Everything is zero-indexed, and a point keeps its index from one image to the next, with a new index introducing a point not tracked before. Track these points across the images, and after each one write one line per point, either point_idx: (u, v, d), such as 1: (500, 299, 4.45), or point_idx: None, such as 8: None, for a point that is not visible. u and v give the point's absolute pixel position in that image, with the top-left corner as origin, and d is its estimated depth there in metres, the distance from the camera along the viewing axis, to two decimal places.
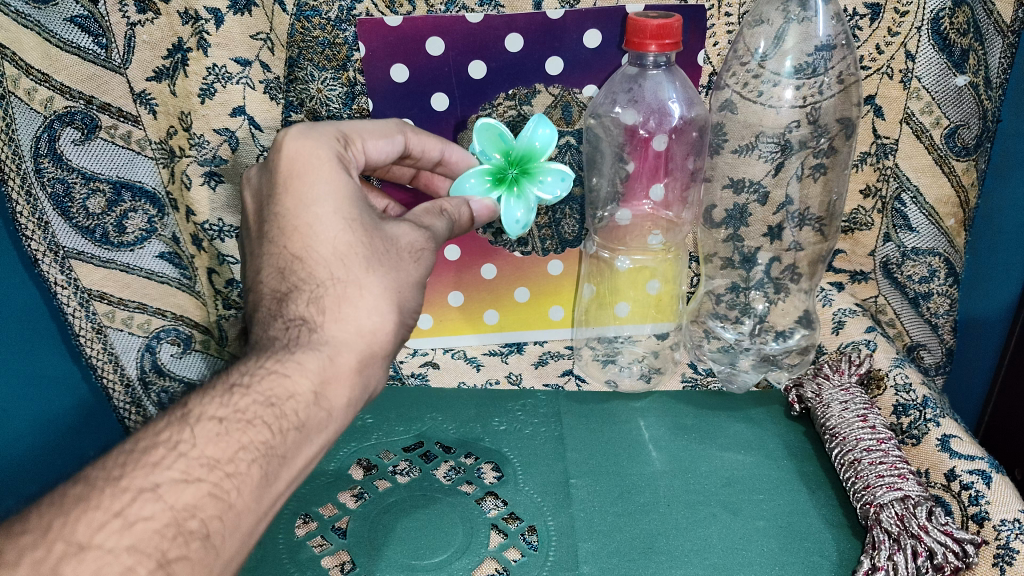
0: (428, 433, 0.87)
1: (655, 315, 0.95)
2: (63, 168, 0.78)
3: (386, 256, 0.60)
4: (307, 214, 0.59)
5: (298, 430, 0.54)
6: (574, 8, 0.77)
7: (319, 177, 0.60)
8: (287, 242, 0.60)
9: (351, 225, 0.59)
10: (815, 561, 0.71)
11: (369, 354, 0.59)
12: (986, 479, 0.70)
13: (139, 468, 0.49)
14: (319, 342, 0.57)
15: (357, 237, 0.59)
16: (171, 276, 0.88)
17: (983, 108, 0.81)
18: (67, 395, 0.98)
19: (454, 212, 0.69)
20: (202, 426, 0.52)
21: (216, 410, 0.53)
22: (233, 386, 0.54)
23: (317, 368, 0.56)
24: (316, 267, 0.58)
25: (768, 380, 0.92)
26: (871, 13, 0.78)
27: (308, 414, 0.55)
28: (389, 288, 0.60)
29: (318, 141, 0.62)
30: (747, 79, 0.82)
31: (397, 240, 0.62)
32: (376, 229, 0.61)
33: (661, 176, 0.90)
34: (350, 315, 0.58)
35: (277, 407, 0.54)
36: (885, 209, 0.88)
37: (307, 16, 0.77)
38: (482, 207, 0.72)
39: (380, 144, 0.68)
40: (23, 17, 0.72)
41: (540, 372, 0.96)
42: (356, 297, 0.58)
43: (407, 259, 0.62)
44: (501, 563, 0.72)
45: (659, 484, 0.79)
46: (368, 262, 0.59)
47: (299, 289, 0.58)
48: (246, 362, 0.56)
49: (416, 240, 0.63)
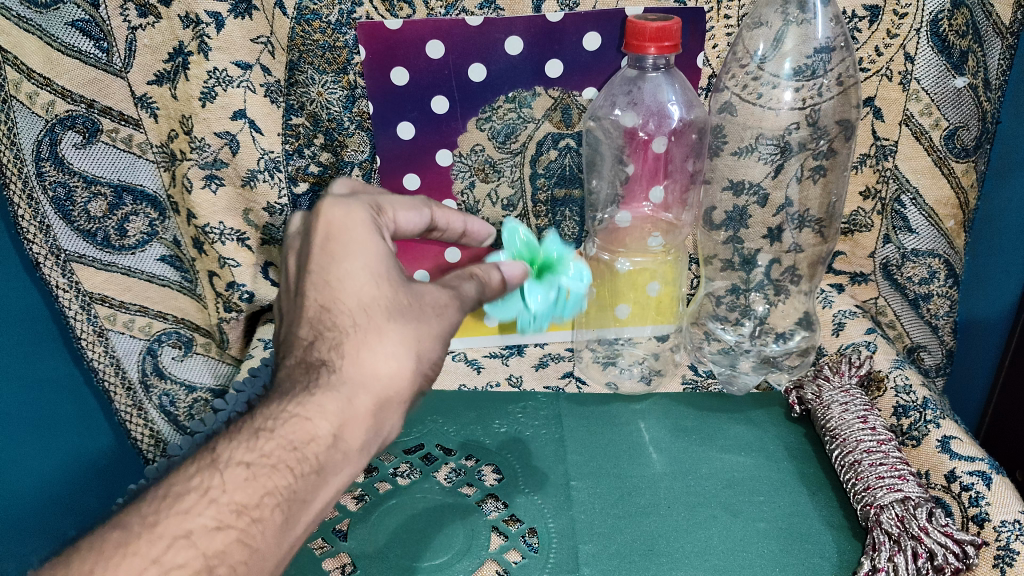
0: (430, 435, 0.87)
1: (655, 317, 0.94)
2: (64, 171, 0.79)
3: (411, 309, 0.54)
4: (336, 269, 0.54)
5: (317, 474, 0.51)
6: (574, 11, 0.78)
7: (351, 235, 0.55)
8: (314, 294, 0.54)
9: (379, 279, 0.54)
10: (816, 563, 0.70)
11: (387, 400, 0.53)
12: (986, 480, 0.70)
13: (172, 515, 0.47)
14: (337, 382, 0.52)
15: (384, 288, 0.54)
16: (172, 279, 0.89)
17: (983, 110, 0.81)
18: (87, 429, 1.03)
19: (486, 281, 0.63)
20: (231, 471, 0.49)
21: (243, 455, 0.49)
22: (258, 429, 0.51)
23: (336, 410, 0.51)
24: (341, 313, 0.53)
25: (769, 381, 0.91)
26: (871, 15, 0.79)
27: (328, 457, 0.51)
28: (412, 335, 0.54)
29: (352, 204, 0.57)
30: (747, 81, 0.83)
31: (426, 295, 0.56)
32: (404, 283, 0.55)
33: (660, 177, 0.92)
34: (369, 359, 0.53)
35: (299, 451, 0.50)
36: (885, 210, 0.89)
37: (307, 20, 0.77)
38: (515, 273, 0.68)
39: (410, 214, 0.63)
40: (25, 21, 0.72)
41: (541, 374, 0.94)
42: (376, 342, 0.53)
43: (433, 313, 0.56)
44: (501, 565, 0.72)
45: (660, 486, 0.79)
46: (392, 310, 0.54)
47: (322, 334, 0.53)
48: (270, 402, 0.52)
49: (442, 298, 0.57)
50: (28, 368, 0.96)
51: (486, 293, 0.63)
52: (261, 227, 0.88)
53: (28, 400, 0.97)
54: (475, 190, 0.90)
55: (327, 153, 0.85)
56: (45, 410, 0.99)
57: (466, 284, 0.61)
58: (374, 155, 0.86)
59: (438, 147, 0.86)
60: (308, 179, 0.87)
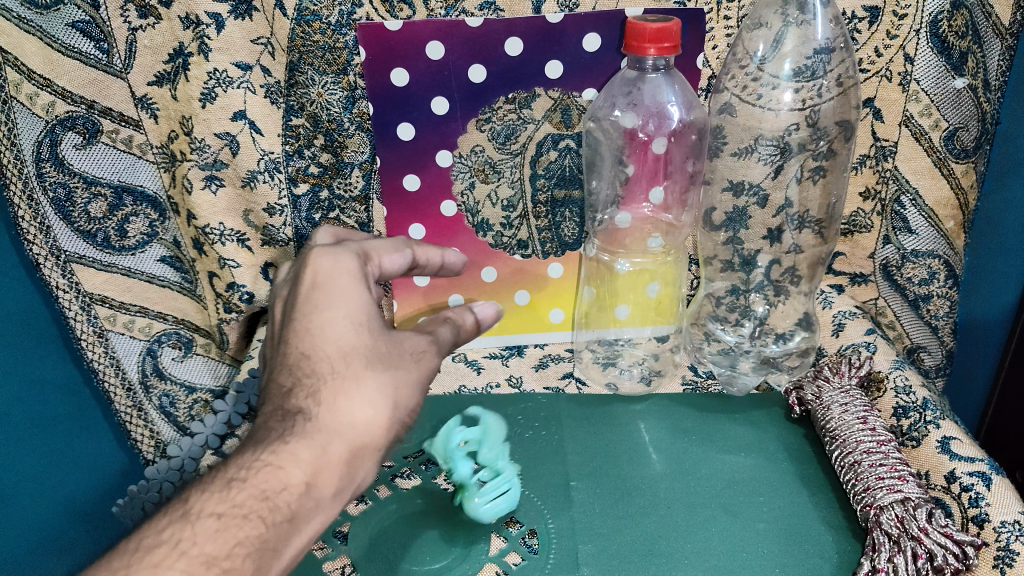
0: (429, 440, 0.86)
1: (655, 318, 0.95)
2: (64, 172, 0.79)
3: (388, 356, 0.58)
4: (318, 317, 0.58)
5: (289, 523, 0.53)
6: (574, 12, 0.78)
7: (336, 286, 0.60)
8: (296, 341, 0.58)
9: (358, 328, 0.58)
10: (815, 564, 0.70)
11: (361, 446, 0.56)
12: (986, 481, 0.70)
13: (142, 568, 0.49)
14: (312, 430, 0.55)
15: (362, 336, 0.58)
16: (172, 280, 0.90)
17: (982, 111, 0.81)
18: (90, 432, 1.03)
19: (457, 326, 0.66)
20: (202, 523, 0.51)
21: (215, 506, 0.52)
22: (232, 480, 0.53)
23: (309, 458, 0.54)
24: (321, 361, 0.57)
25: (769, 383, 0.91)
26: (871, 16, 0.79)
27: (300, 505, 0.53)
28: (388, 382, 0.57)
29: (340, 256, 0.62)
30: (746, 82, 0.83)
31: (403, 343, 0.60)
32: (383, 331, 0.59)
33: (660, 179, 0.91)
34: (345, 407, 0.56)
35: (270, 500, 0.53)
36: (885, 211, 0.89)
37: (307, 21, 0.77)
38: (488, 313, 0.68)
39: (392, 257, 0.67)
40: (25, 22, 0.72)
41: (541, 375, 0.94)
42: (352, 389, 0.56)
43: (409, 360, 0.59)
44: (501, 567, 0.72)
45: (660, 487, 0.79)
46: (369, 357, 0.57)
47: (301, 382, 0.56)
48: (244, 452, 0.55)
49: (420, 343, 0.61)
50: (28, 368, 0.95)
51: (461, 336, 0.67)
52: (261, 228, 0.88)
53: (30, 403, 0.97)
54: (475, 191, 0.89)
55: (327, 153, 0.85)
56: (42, 410, 0.98)
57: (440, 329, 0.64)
58: (374, 156, 0.86)
59: (438, 148, 0.86)
60: (308, 180, 0.86)
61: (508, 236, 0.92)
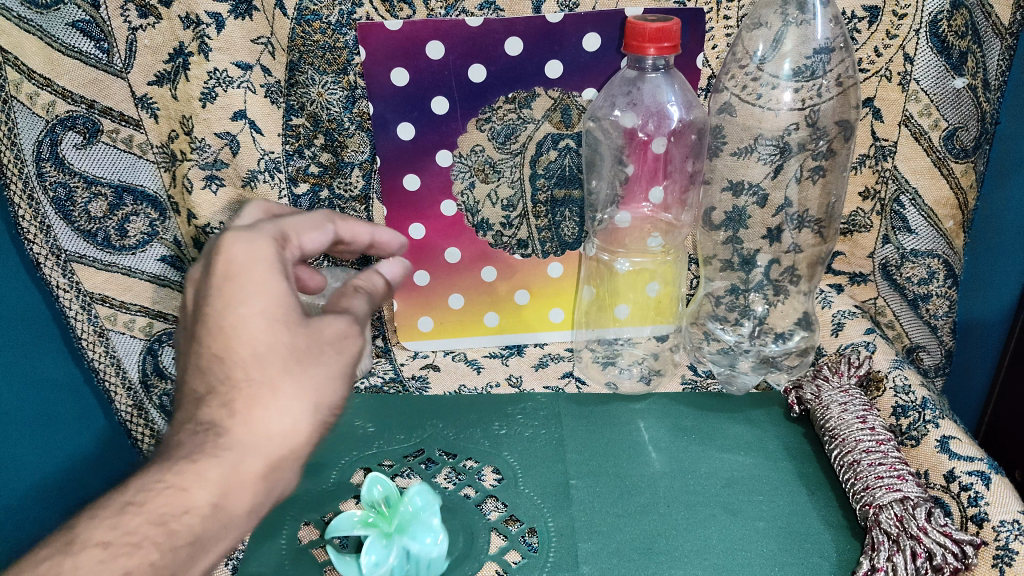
0: (430, 440, 0.84)
1: (655, 317, 0.95)
2: (65, 172, 0.79)
3: (308, 355, 0.51)
4: (230, 313, 0.49)
5: (192, 548, 0.47)
6: (573, 12, 0.78)
7: (250, 275, 0.50)
8: (209, 341, 0.50)
9: (275, 324, 0.50)
10: (816, 562, 0.70)
11: (280, 460, 0.49)
12: (985, 480, 0.70)
13: None
14: (223, 445, 0.48)
15: (280, 333, 0.50)
16: (172, 278, 0.88)
17: (982, 110, 0.81)
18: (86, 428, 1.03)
19: (372, 290, 0.61)
20: (87, 553, 0.45)
21: (104, 533, 0.46)
22: (126, 504, 0.47)
23: (217, 477, 0.48)
24: (234, 366, 0.49)
25: (768, 381, 0.91)
26: (870, 16, 0.80)
27: (204, 529, 0.47)
28: (308, 387, 0.50)
29: (255, 240, 0.52)
30: (746, 82, 0.83)
31: (318, 329, 0.52)
32: (303, 323, 0.51)
33: (660, 179, 0.91)
34: (261, 418, 0.49)
35: (169, 525, 0.46)
36: (885, 210, 0.89)
37: (307, 20, 0.77)
38: (393, 271, 0.65)
39: (312, 235, 0.58)
40: (25, 22, 0.72)
41: (541, 374, 0.93)
42: (268, 396, 0.49)
43: (331, 354, 0.52)
44: (501, 565, 0.71)
45: (659, 485, 0.78)
46: (288, 358, 0.50)
47: (215, 390, 0.49)
48: (148, 469, 0.48)
49: (341, 328, 0.53)
50: (28, 368, 0.95)
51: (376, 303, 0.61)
52: None
53: (29, 402, 0.96)
54: (475, 190, 0.89)
55: (327, 153, 0.85)
56: (42, 410, 0.98)
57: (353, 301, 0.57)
58: (374, 155, 0.86)
59: (438, 147, 0.86)
60: (308, 180, 0.86)
61: (508, 236, 0.92)
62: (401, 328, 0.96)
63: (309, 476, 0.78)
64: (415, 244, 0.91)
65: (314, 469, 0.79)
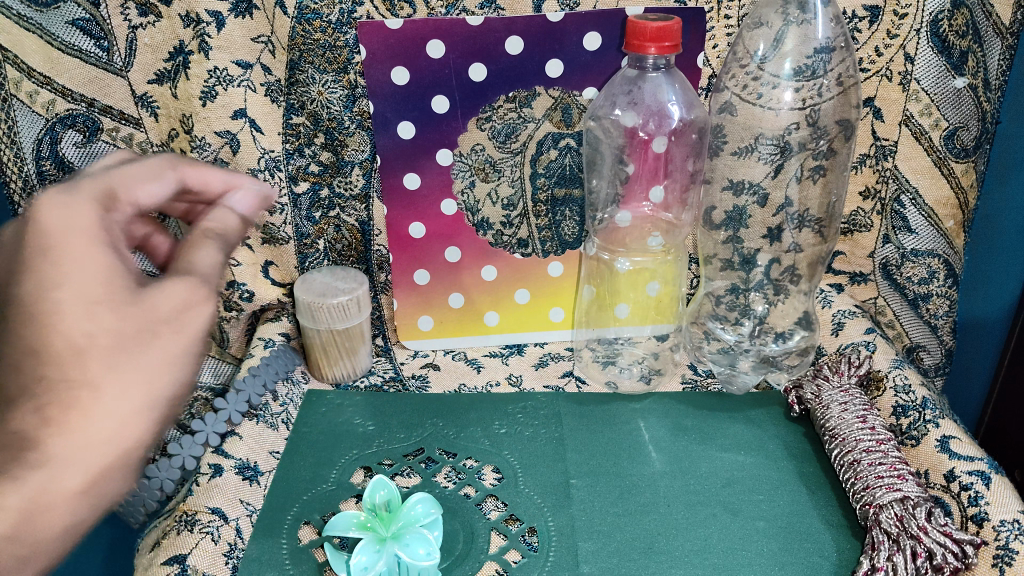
0: (430, 439, 0.83)
1: (655, 316, 0.95)
2: (65, 170, 0.79)
3: (140, 341, 0.34)
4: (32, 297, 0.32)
5: None
6: (574, 11, 0.79)
7: (63, 244, 0.34)
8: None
9: (99, 304, 0.34)
10: (816, 561, 0.70)
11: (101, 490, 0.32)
12: (985, 480, 0.70)
13: None
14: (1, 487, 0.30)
15: (107, 312, 0.34)
16: None
17: (983, 110, 0.81)
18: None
19: (226, 230, 0.45)
20: None
21: None
22: None
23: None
24: (40, 364, 0.31)
25: (769, 381, 0.91)
26: (871, 15, 0.80)
27: None
28: (139, 385, 0.33)
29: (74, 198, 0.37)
30: (747, 81, 0.83)
31: (151, 303, 0.35)
32: (132, 300, 0.35)
33: (660, 177, 0.90)
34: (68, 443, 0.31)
35: None
36: (885, 210, 0.90)
37: (307, 19, 0.77)
38: (249, 204, 0.48)
39: (151, 188, 0.42)
40: (26, 20, 0.73)
41: (541, 373, 0.93)
42: (81, 411, 0.32)
43: (174, 335, 0.35)
44: (501, 564, 0.70)
45: (659, 484, 0.78)
46: (118, 350, 0.33)
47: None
48: None
49: (187, 295, 0.37)
50: None
51: (233, 250, 0.45)
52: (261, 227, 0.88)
53: None
54: (475, 190, 0.89)
55: (327, 152, 0.85)
56: None
57: (208, 247, 0.42)
58: (374, 154, 0.86)
59: (439, 147, 0.86)
60: (309, 179, 0.86)
61: (508, 235, 0.92)
62: (401, 327, 0.96)
63: (309, 476, 0.78)
64: (415, 244, 0.91)
65: (314, 469, 0.79)
